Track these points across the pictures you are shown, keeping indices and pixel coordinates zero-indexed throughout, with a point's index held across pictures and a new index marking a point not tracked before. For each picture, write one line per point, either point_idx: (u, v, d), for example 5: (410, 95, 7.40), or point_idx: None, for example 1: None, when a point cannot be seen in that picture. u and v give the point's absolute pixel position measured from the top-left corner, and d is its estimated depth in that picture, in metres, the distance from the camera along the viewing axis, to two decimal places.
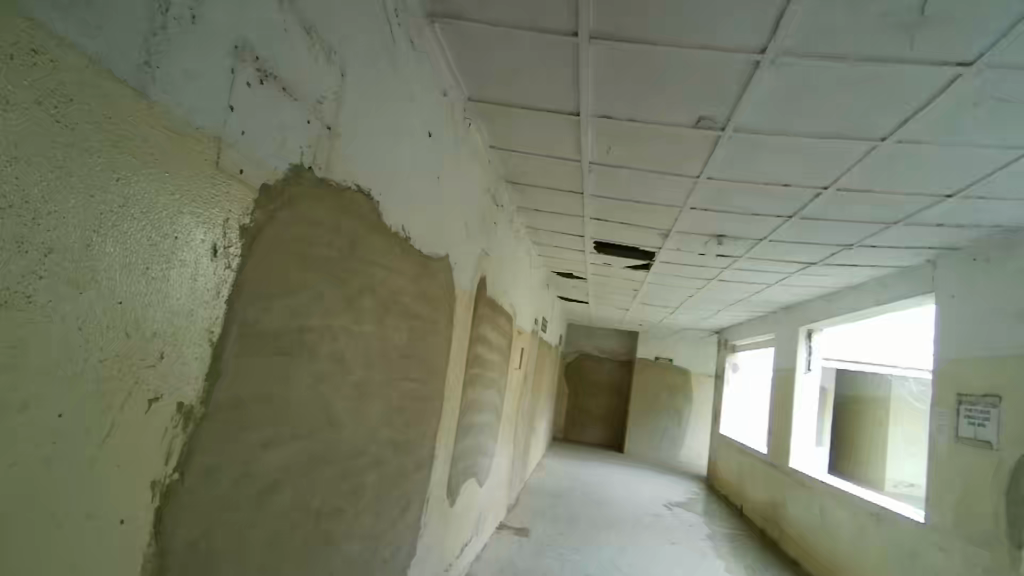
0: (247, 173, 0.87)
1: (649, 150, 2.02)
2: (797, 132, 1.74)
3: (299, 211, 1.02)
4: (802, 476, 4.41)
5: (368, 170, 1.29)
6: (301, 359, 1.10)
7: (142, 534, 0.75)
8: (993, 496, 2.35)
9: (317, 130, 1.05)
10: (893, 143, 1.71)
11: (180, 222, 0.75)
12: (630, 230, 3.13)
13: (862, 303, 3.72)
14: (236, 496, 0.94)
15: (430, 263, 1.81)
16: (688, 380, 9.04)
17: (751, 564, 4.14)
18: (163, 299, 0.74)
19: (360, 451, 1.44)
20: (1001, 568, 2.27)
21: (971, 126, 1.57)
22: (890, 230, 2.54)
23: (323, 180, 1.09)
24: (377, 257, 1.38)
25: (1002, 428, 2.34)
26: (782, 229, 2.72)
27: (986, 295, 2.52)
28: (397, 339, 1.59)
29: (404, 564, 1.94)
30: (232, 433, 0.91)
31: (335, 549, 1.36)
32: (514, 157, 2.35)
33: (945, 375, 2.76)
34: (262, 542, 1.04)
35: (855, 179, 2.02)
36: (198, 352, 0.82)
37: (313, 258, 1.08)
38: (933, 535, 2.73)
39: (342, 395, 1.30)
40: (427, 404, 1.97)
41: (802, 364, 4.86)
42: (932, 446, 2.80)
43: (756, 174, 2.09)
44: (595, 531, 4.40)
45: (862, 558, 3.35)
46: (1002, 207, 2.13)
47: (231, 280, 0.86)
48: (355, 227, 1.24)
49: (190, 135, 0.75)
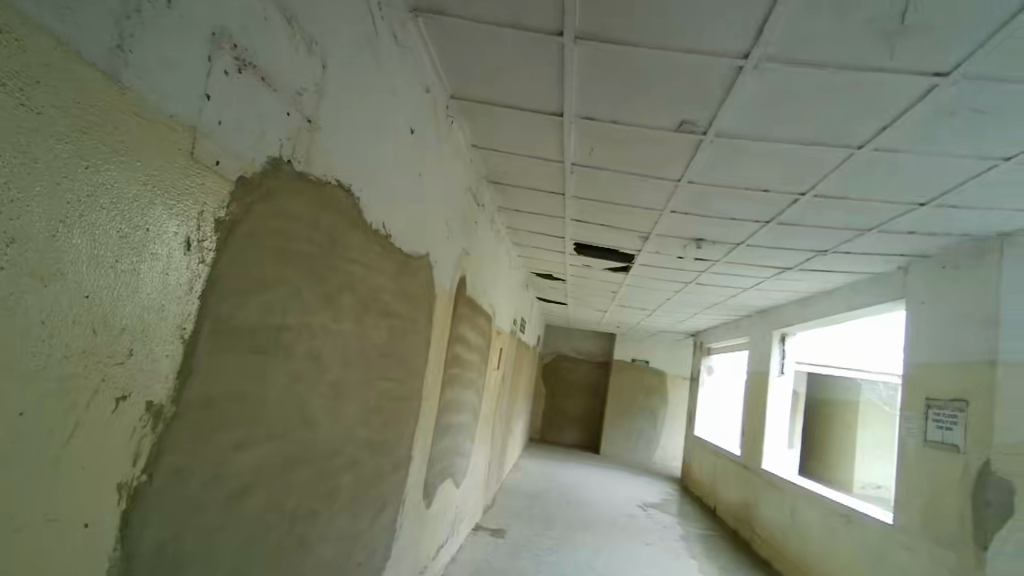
0: (224, 164, 0.84)
1: (632, 153, 2.03)
2: (778, 138, 1.76)
3: (277, 205, 0.99)
4: (774, 478, 4.47)
5: (350, 166, 1.27)
6: (277, 358, 1.07)
7: (107, 538, 0.72)
8: (960, 499, 2.41)
9: (297, 122, 1.02)
10: (869, 150, 1.75)
11: (152, 214, 0.72)
12: (610, 232, 3.14)
13: (834, 308, 3.79)
14: (206, 498, 0.91)
15: (410, 262, 1.78)
16: (664, 382, 9.14)
17: (723, 565, 4.18)
18: (132, 293, 0.71)
19: (337, 451, 1.42)
20: (967, 568, 2.33)
21: (945, 135, 1.61)
22: (864, 237, 2.59)
23: (303, 174, 1.07)
24: (357, 254, 1.36)
25: (969, 431, 2.40)
26: (760, 234, 2.75)
27: (954, 302, 2.59)
28: (376, 338, 1.56)
29: (379, 567, 1.91)
30: (203, 434, 0.89)
31: (308, 552, 1.33)
32: (495, 156, 2.34)
33: (914, 380, 2.82)
34: (233, 545, 1.01)
35: (832, 185, 2.05)
36: (169, 349, 0.79)
37: (291, 253, 1.06)
38: (901, 536, 2.79)
39: (319, 393, 1.27)
40: (406, 405, 1.95)
41: (774, 368, 4.95)
42: (901, 448, 2.86)
43: (736, 179, 2.11)
44: (571, 532, 4.41)
45: (832, 558, 3.41)
46: (972, 216, 2.18)
47: (204, 275, 0.83)
48: (335, 223, 1.21)
49: (163, 122, 0.72)
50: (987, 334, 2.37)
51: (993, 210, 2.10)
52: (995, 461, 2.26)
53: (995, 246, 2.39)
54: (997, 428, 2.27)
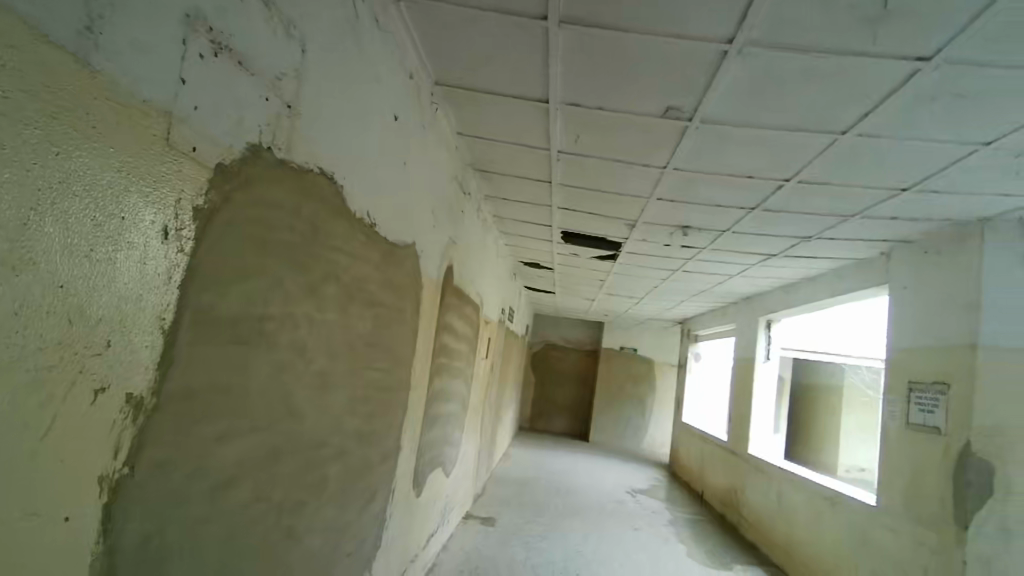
0: (201, 150, 0.82)
1: (619, 140, 2.02)
2: (762, 124, 1.76)
3: (257, 193, 0.97)
4: (760, 462, 4.53)
5: (333, 153, 1.25)
6: (260, 348, 1.06)
7: (89, 531, 0.71)
8: (941, 480, 2.46)
9: (276, 107, 1.01)
10: (853, 136, 1.76)
11: (127, 201, 0.70)
12: (597, 220, 3.14)
13: (818, 294, 3.83)
14: (189, 490, 0.90)
15: (395, 251, 1.77)
16: (651, 369, 9.22)
17: (711, 549, 4.24)
18: (109, 283, 0.69)
19: (323, 441, 1.41)
20: (948, 548, 2.38)
21: (926, 121, 1.62)
22: (847, 223, 2.62)
23: (283, 162, 1.05)
24: (341, 243, 1.34)
25: (949, 414, 2.45)
26: (745, 220, 2.77)
27: (936, 285, 2.62)
28: (361, 329, 1.55)
29: (368, 556, 1.91)
30: (185, 426, 0.88)
31: (296, 543, 1.32)
32: (480, 144, 2.32)
33: (897, 364, 2.86)
34: (218, 538, 1.00)
35: (816, 171, 2.06)
36: (149, 340, 0.77)
37: (271, 242, 1.04)
38: (883, 518, 2.84)
39: (304, 383, 1.26)
40: (393, 395, 1.94)
41: (761, 354, 4.98)
42: (884, 432, 2.90)
43: (722, 165, 2.12)
44: (560, 518, 4.44)
45: (817, 540, 3.47)
46: (953, 200, 2.20)
47: (183, 264, 0.82)
48: (317, 211, 1.20)
49: (136, 107, 0.70)
50: (968, 317, 2.41)
51: (975, 195, 2.12)
52: (975, 443, 2.30)
53: (976, 231, 2.43)
54: (978, 410, 2.31)
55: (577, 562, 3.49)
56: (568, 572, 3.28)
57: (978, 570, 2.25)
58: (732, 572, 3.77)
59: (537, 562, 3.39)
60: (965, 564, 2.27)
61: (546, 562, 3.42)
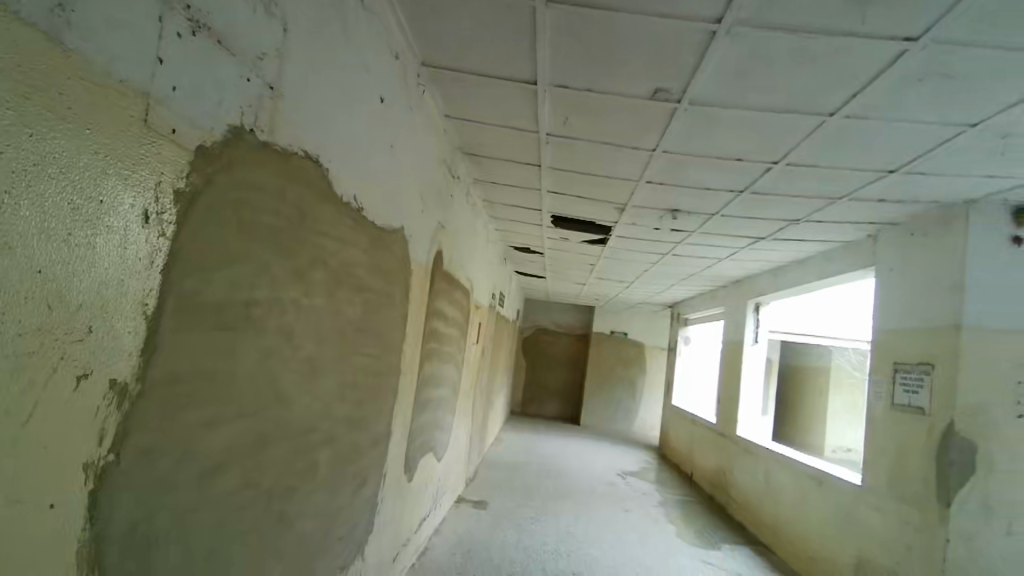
0: (181, 132, 0.81)
1: (608, 122, 2.01)
2: (750, 105, 1.75)
3: (239, 176, 0.96)
4: (748, 444, 4.58)
5: (318, 135, 1.23)
6: (246, 334, 1.05)
7: (75, 518, 0.70)
8: (924, 460, 2.50)
9: (257, 88, 0.98)
10: (841, 117, 1.76)
11: (106, 184, 0.69)
12: (586, 203, 3.13)
13: (806, 277, 3.85)
14: (176, 477, 0.90)
15: (384, 235, 1.75)
16: (640, 353, 9.30)
17: (700, 529, 4.30)
18: (89, 268, 0.68)
19: (312, 427, 1.41)
20: (931, 525, 2.42)
21: (912, 102, 1.62)
22: (835, 206, 2.63)
23: (266, 144, 1.03)
24: (328, 228, 1.33)
25: (934, 395, 2.49)
26: (733, 204, 2.77)
27: (922, 265, 2.64)
28: (350, 314, 1.55)
29: (360, 541, 1.92)
30: (171, 412, 0.87)
31: (287, 528, 1.33)
32: (469, 127, 2.29)
33: (883, 346, 2.89)
34: (207, 524, 1.00)
35: (804, 153, 2.06)
36: (132, 325, 0.76)
37: (256, 227, 1.03)
38: (868, 496, 2.89)
39: (292, 369, 1.25)
40: (383, 380, 1.94)
41: (749, 337, 5.02)
42: (870, 412, 2.94)
43: (711, 148, 2.11)
44: (552, 501, 4.48)
45: (804, 520, 3.52)
46: (940, 182, 2.21)
47: (165, 249, 0.80)
48: (302, 194, 1.18)
49: (112, 88, 0.68)
50: (953, 298, 2.43)
51: (961, 176, 2.13)
52: (958, 422, 2.34)
53: (962, 212, 2.44)
54: (961, 390, 2.35)
55: (568, 543, 3.53)
56: (559, 553, 3.32)
57: (960, 546, 2.30)
58: (721, 552, 3.83)
59: (528, 544, 3.42)
60: (948, 541, 2.31)
61: (537, 543, 3.45)
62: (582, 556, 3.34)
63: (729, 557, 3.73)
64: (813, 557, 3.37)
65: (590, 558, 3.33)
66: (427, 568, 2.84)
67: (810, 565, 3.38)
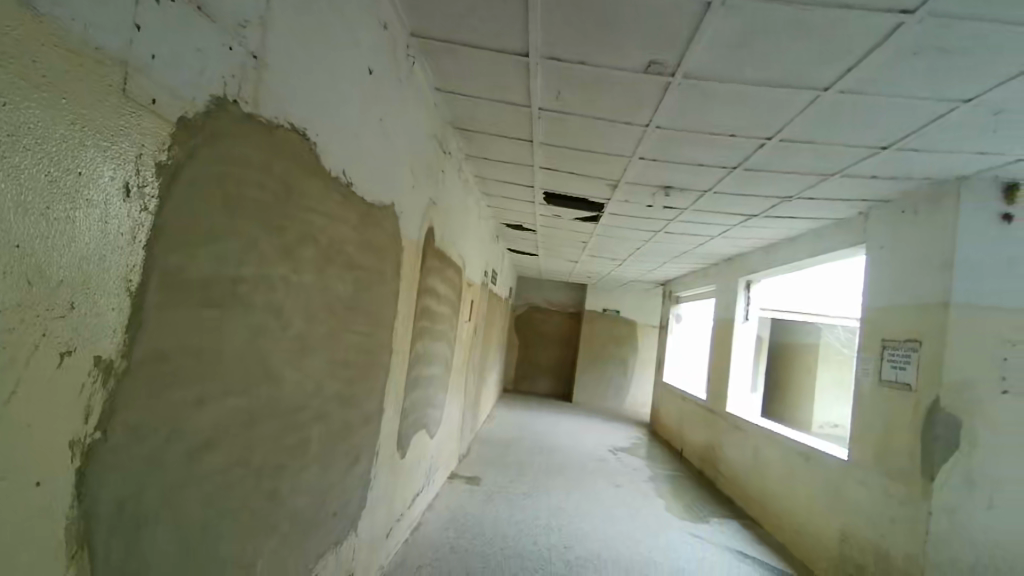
0: (162, 102, 0.78)
1: (601, 96, 1.98)
2: (746, 79, 1.73)
3: (223, 149, 0.93)
4: (737, 420, 4.64)
5: (305, 108, 1.20)
6: (234, 311, 1.04)
7: (63, 496, 0.70)
8: (910, 436, 2.54)
9: (240, 58, 0.95)
10: (835, 93, 1.74)
11: (84, 155, 0.67)
12: (579, 180, 3.10)
13: (797, 254, 3.86)
14: (165, 454, 0.89)
15: (374, 211, 1.73)
16: (631, 330, 9.39)
17: (689, 503, 4.37)
18: (69, 243, 0.66)
19: (303, 405, 1.41)
20: (915, 499, 2.47)
21: (907, 76, 1.61)
22: (827, 183, 2.62)
23: (251, 116, 1.00)
24: (316, 204, 1.31)
25: (920, 371, 2.52)
26: (726, 180, 2.75)
27: (913, 243, 2.65)
28: (340, 291, 1.53)
29: (353, 516, 1.94)
30: (157, 388, 0.86)
31: (279, 505, 1.33)
32: (460, 101, 2.25)
33: (872, 323, 2.91)
34: (197, 502, 1.00)
35: (798, 129, 2.05)
36: (116, 302, 0.75)
37: (241, 202, 1.00)
38: (854, 471, 2.95)
39: (281, 347, 1.25)
40: (374, 358, 1.94)
41: (740, 314, 5.04)
42: (858, 388, 2.98)
43: (705, 123, 2.09)
44: (544, 477, 4.53)
45: (791, 495, 3.59)
46: (932, 158, 2.20)
47: (148, 224, 0.78)
48: (289, 168, 1.16)
49: (89, 56, 0.66)
50: (943, 277, 2.44)
51: (953, 153, 2.13)
52: (944, 398, 2.38)
53: (953, 190, 2.45)
54: (947, 366, 2.38)
55: (559, 518, 3.58)
56: (551, 528, 3.37)
57: (943, 520, 2.35)
58: (709, 525, 3.90)
59: (520, 519, 3.47)
60: (930, 514, 2.37)
61: (529, 518, 3.51)
62: (573, 530, 3.39)
63: (717, 530, 3.80)
64: (799, 531, 3.44)
65: (581, 532, 3.38)
66: (420, 543, 2.87)
67: (796, 538, 3.45)
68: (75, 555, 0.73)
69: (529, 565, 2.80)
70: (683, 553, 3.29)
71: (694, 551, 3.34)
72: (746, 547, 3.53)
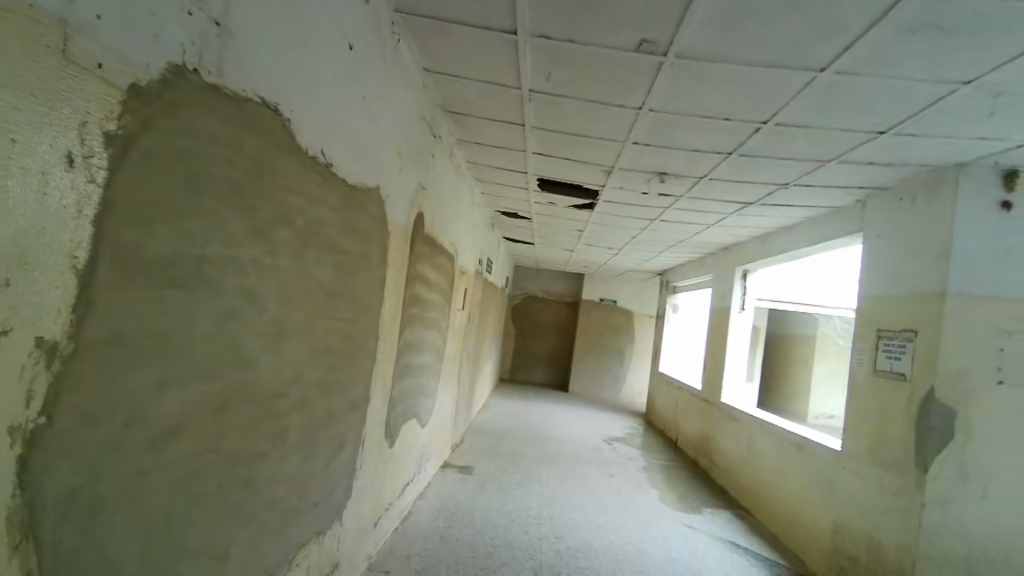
0: (109, 67, 0.73)
1: (594, 77, 1.92)
2: (739, 60, 1.67)
3: (185, 121, 0.87)
4: (731, 411, 4.62)
5: (277, 83, 1.15)
6: (201, 293, 0.99)
7: (2, 484, 0.66)
8: (904, 426, 2.51)
9: (201, 24, 0.89)
10: (832, 74, 1.69)
11: (19, 121, 0.62)
12: (572, 166, 3.05)
13: (794, 243, 3.82)
14: (124, 441, 0.85)
15: (357, 194, 1.68)
16: (628, 321, 9.38)
17: (683, 493, 4.36)
18: (2, 214, 0.62)
19: (280, 392, 1.37)
20: (908, 491, 2.44)
21: (906, 57, 1.56)
22: (823, 169, 2.57)
23: (215, 88, 0.94)
24: (290, 183, 1.26)
25: (915, 361, 2.49)
26: (721, 166, 2.70)
27: (910, 231, 2.61)
28: (320, 275, 1.49)
29: (338, 505, 1.91)
30: (113, 371, 0.81)
31: (255, 495, 1.30)
32: (450, 82, 2.19)
33: (868, 313, 2.88)
34: (162, 491, 0.96)
35: (793, 113, 2.00)
36: (59, 280, 0.70)
37: (208, 179, 0.95)
38: (847, 462, 2.92)
39: (255, 332, 1.20)
40: (359, 345, 1.90)
41: (736, 304, 5.00)
42: (852, 378, 2.95)
43: (699, 106, 2.03)
44: (536, 466, 4.52)
45: (785, 485, 3.57)
46: (930, 144, 2.15)
47: (96, 196, 0.73)
48: (259, 145, 1.10)
49: (22, 13, 0.61)
50: (939, 266, 2.40)
51: (952, 138, 2.08)
52: (939, 389, 2.35)
53: (951, 176, 2.40)
54: (942, 356, 2.35)
55: (551, 508, 3.56)
56: (542, 517, 3.34)
57: (935, 511, 2.33)
58: (702, 516, 3.88)
59: (511, 509, 3.45)
60: (924, 506, 2.34)
61: (521, 508, 3.48)
62: (565, 520, 3.37)
63: (710, 520, 3.78)
64: (792, 521, 3.42)
65: (572, 522, 3.36)
66: (410, 532, 2.85)
67: (789, 529, 3.43)
68: (19, 546, 0.69)
69: (519, 555, 2.78)
70: (675, 543, 3.28)
71: (686, 542, 3.33)
72: (739, 537, 3.51)
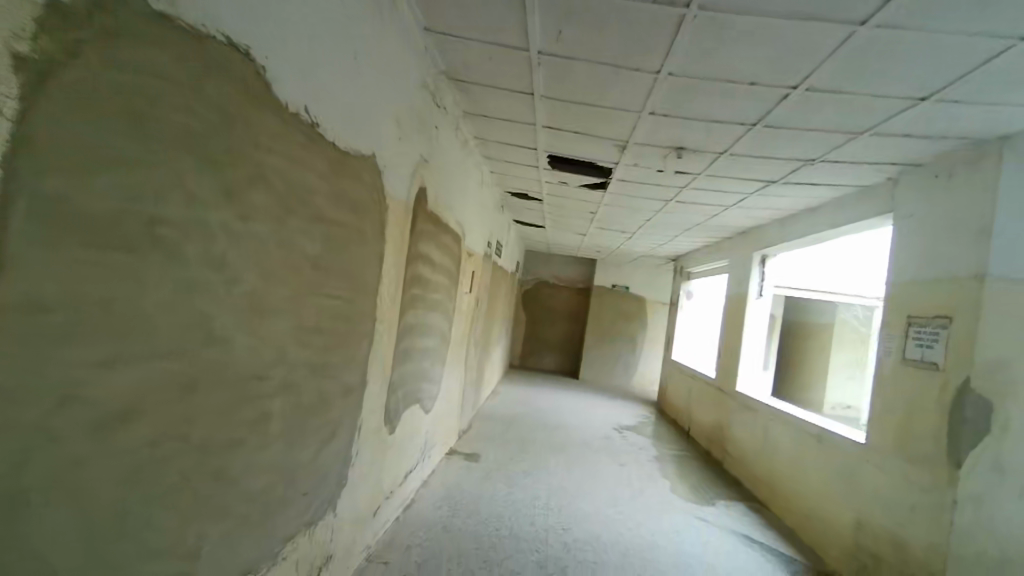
0: None
1: (608, 36, 1.76)
2: (770, 12, 1.50)
3: (124, 52, 0.75)
4: (747, 400, 4.47)
5: (247, 23, 1.01)
6: (157, 258, 0.87)
7: None
8: (935, 418, 2.36)
9: None
10: (872, 28, 1.51)
11: None
12: (584, 141, 2.90)
13: (817, 225, 3.64)
14: (55, 424, 0.74)
15: (348, 160, 1.55)
16: (640, 307, 9.24)
17: (695, 484, 4.23)
18: None
19: (259, 374, 1.25)
20: (939, 487, 2.29)
21: (959, 7, 1.38)
22: (855, 143, 2.39)
23: (167, 18, 0.82)
24: (266, 141, 1.13)
25: (948, 350, 2.33)
26: (743, 140, 2.53)
27: (946, 210, 2.44)
28: (306, 247, 1.36)
29: (331, 495, 1.80)
30: (36, 343, 0.70)
31: (230, 486, 1.18)
32: (453, 45, 2.04)
33: (897, 299, 2.71)
34: (111, 481, 0.84)
35: (825, 77, 1.83)
36: None
37: (160, 124, 0.83)
38: (870, 455, 2.77)
39: (226, 306, 1.08)
40: (354, 326, 1.78)
41: (754, 290, 4.84)
42: (879, 367, 2.79)
43: (723, 69, 1.87)
44: (544, 455, 4.41)
45: (802, 477, 3.43)
46: (973, 112, 1.97)
47: (4, 131, 0.62)
48: (224, 93, 0.97)
49: None
50: (978, 247, 2.23)
51: (998, 106, 1.90)
52: (975, 379, 2.19)
53: (994, 150, 2.23)
54: (980, 344, 2.18)
55: (559, 497, 3.45)
56: (549, 507, 3.24)
57: (968, 510, 2.18)
58: (716, 508, 3.75)
59: (518, 498, 3.34)
60: (955, 504, 2.20)
61: (528, 497, 3.37)
62: (573, 510, 3.26)
63: (723, 513, 3.66)
64: (809, 515, 3.29)
65: (581, 512, 3.25)
66: (411, 521, 2.75)
67: (806, 523, 3.30)
68: None
69: (525, 547, 2.67)
70: (686, 536, 3.16)
71: (698, 535, 3.20)
72: (753, 531, 3.39)
